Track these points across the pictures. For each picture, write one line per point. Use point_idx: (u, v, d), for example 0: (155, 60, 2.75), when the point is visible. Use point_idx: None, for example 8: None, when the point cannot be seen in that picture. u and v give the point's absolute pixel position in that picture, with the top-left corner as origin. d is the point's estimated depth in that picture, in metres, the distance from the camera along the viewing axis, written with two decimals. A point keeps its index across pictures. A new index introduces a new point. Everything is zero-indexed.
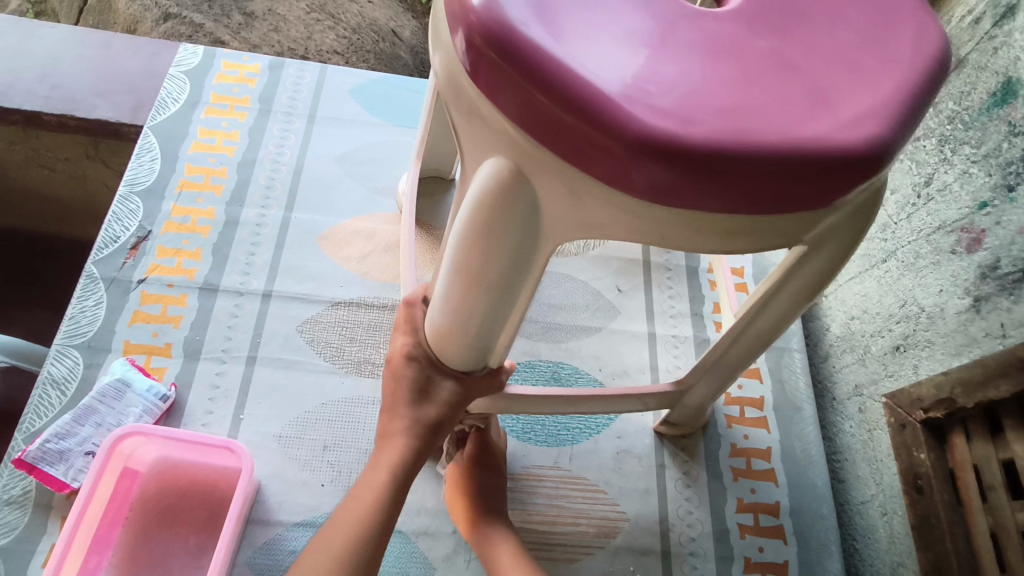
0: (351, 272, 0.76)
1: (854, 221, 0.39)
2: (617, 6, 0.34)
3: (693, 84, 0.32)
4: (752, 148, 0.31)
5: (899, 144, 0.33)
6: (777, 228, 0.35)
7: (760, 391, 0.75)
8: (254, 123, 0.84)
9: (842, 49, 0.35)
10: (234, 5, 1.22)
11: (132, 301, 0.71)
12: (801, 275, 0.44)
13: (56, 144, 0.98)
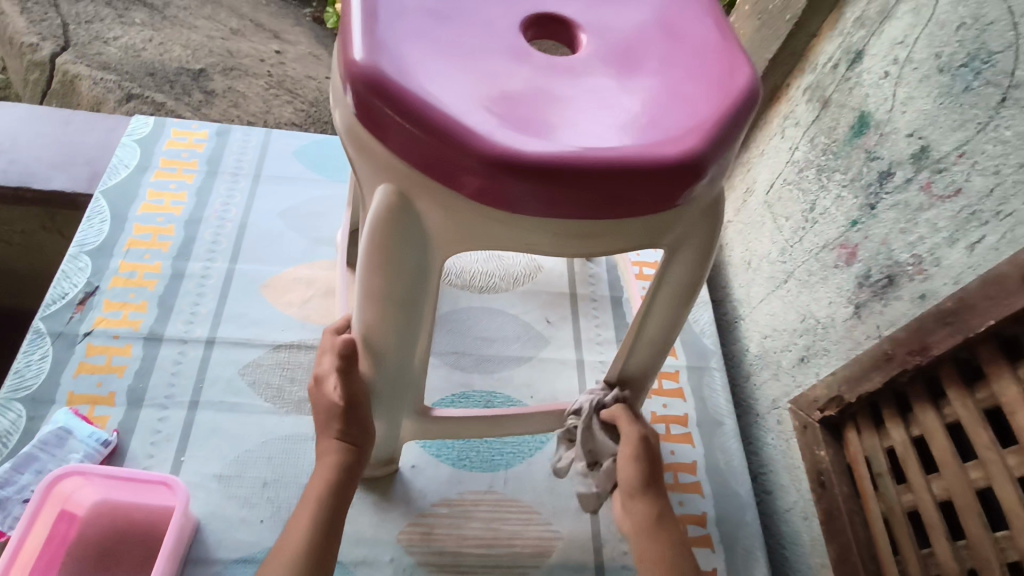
0: (293, 316, 0.80)
1: (703, 235, 0.46)
2: (478, 57, 0.41)
3: (538, 115, 0.38)
4: (589, 162, 0.37)
5: (717, 155, 0.39)
6: (626, 236, 0.41)
7: (684, 408, 0.80)
8: (201, 184, 0.90)
9: (669, 84, 0.42)
10: (195, 84, 1.31)
11: (77, 353, 0.73)
12: (672, 285, 0.50)
13: (12, 218, 1.01)
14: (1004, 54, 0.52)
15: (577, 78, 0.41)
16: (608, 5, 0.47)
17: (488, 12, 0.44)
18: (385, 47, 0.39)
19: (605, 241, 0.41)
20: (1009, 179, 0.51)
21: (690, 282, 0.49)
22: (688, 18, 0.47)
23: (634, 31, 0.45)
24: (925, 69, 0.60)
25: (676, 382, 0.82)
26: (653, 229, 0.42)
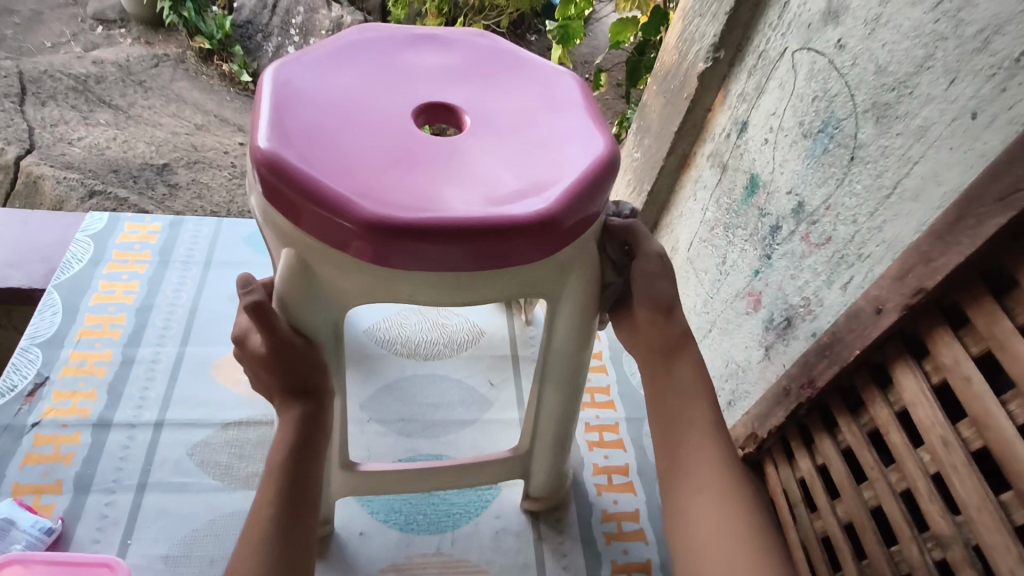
0: (242, 395, 0.83)
1: (575, 280, 0.53)
2: (367, 142, 0.48)
3: (413, 186, 0.46)
4: (450, 229, 0.44)
5: (567, 219, 0.47)
6: (495, 283, 0.49)
7: (625, 458, 0.84)
8: (153, 274, 0.94)
9: (533, 160, 0.50)
10: (158, 178, 1.37)
11: (24, 443, 0.74)
12: (560, 326, 0.56)
13: None
14: (846, 121, 0.61)
15: (453, 156, 0.49)
16: (494, 93, 0.56)
17: (381, 107, 0.52)
18: (288, 134, 0.46)
19: (479, 287, 0.48)
20: (863, 226, 0.58)
21: (577, 323, 0.56)
22: (564, 106, 0.56)
23: (511, 116, 0.54)
24: (792, 136, 0.68)
25: (617, 434, 0.86)
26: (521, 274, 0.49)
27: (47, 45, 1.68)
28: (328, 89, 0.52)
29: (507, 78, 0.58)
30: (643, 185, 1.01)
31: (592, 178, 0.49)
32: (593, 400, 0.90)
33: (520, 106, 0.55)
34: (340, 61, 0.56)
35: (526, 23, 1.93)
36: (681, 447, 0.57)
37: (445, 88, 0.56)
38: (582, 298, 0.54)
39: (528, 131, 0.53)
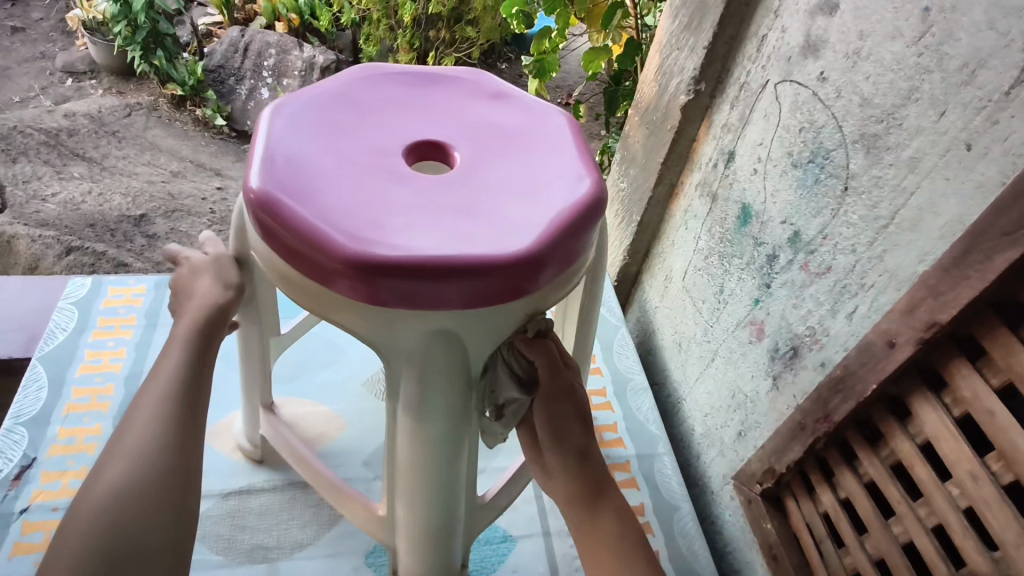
0: (241, 461, 0.80)
1: (424, 354, 0.51)
2: (344, 151, 0.54)
3: (323, 185, 0.51)
4: (293, 223, 0.48)
5: (396, 272, 0.46)
6: (331, 306, 0.50)
7: (638, 497, 0.82)
8: (140, 339, 0.91)
9: (445, 217, 0.50)
10: (136, 230, 1.34)
11: (12, 532, 0.71)
12: (406, 392, 0.53)
13: None
14: (835, 151, 0.61)
15: (397, 186, 0.52)
16: (504, 152, 0.57)
17: (394, 133, 0.57)
18: (296, 119, 0.56)
19: (321, 303, 0.50)
20: (863, 256, 0.58)
21: (423, 395, 0.53)
22: (541, 198, 0.53)
23: (492, 173, 0.55)
24: (782, 165, 0.69)
25: (628, 473, 0.85)
26: (352, 308, 0.49)
27: (14, 99, 1.66)
28: (377, 103, 0.60)
29: (532, 153, 0.57)
30: (632, 214, 1.02)
31: (443, 266, 0.46)
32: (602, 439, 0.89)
33: (519, 175, 0.55)
34: (423, 88, 0.64)
35: (495, 50, 1.95)
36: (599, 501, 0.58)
37: (474, 138, 0.59)
38: (431, 374, 0.52)
39: (493, 191, 0.53)
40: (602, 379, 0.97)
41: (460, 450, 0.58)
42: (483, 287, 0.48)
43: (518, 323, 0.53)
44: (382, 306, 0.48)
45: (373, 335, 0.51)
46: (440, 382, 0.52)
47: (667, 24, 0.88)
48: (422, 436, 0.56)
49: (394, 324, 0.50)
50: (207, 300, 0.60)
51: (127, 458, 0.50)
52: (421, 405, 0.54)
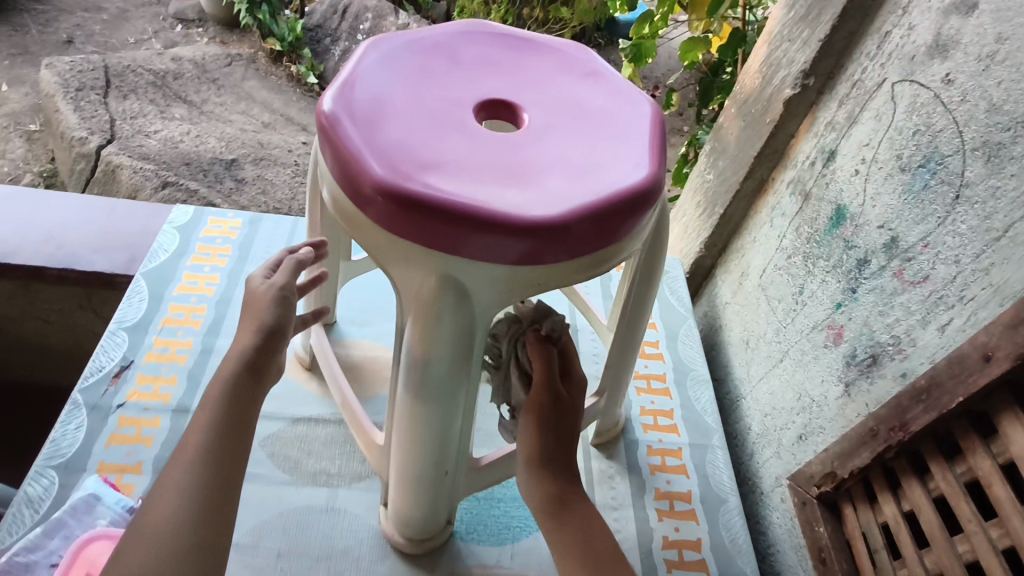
0: (312, 392, 0.85)
1: (425, 304, 0.49)
2: (420, 94, 0.55)
3: (388, 116, 0.52)
4: (344, 142, 0.49)
5: (418, 209, 0.45)
6: (361, 232, 0.50)
7: (687, 484, 0.82)
8: (233, 268, 0.96)
9: (489, 171, 0.49)
10: (227, 174, 1.41)
11: (109, 423, 0.77)
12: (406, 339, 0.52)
13: (53, 296, 1.13)
14: (951, 157, 0.59)
15: (457, 134, 0.52)
16: (577, 124, 0.56)
17: (472, 88, 0.57)
18: (393, 59, 0.58)
19: (355, 228, 0.51)
20: (966, 268, 0.56)
21: (421, 349, 0.51)
22: (595, 177, 0.50)
23: (554, 140, 0.53)
24: (889, 168, 0.67)
25: (679, 459, 0.84)
26: (377, 238, 0.49)
27: (130, 41, 1.78)
28: (473, 59, 0.61)
29: (607, 133, 0.55)
30: (715, 207, 1.01)
31: (467, 215, 0.45)
32: (657, 423, 0.88)
33: (582, 148, 0.53)
34: (520, 54, 0.63)
35: (584, 35, 1.94)
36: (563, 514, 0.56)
37: (552, 105, 0.57)
38: (429, 331, 0.49)
39: (552, 156, 0.52)
40: (663, 364, 0.95)
41: (455, 410, 0.56)
42: (503, 246, 0.46)
43: (529, 294, 0.51)
44: (400, 238, 0.47)
45: (390, 269, 0.50)
46: (440, 343, 0.50)
47: (780, 16, 0.85)
48: (417, 388, 0.54)
49: (407, 263, 0.49)
50: (271, 291, 0.59)
51: (172, 517, 0.46)
52: (415, 359, 0.51)
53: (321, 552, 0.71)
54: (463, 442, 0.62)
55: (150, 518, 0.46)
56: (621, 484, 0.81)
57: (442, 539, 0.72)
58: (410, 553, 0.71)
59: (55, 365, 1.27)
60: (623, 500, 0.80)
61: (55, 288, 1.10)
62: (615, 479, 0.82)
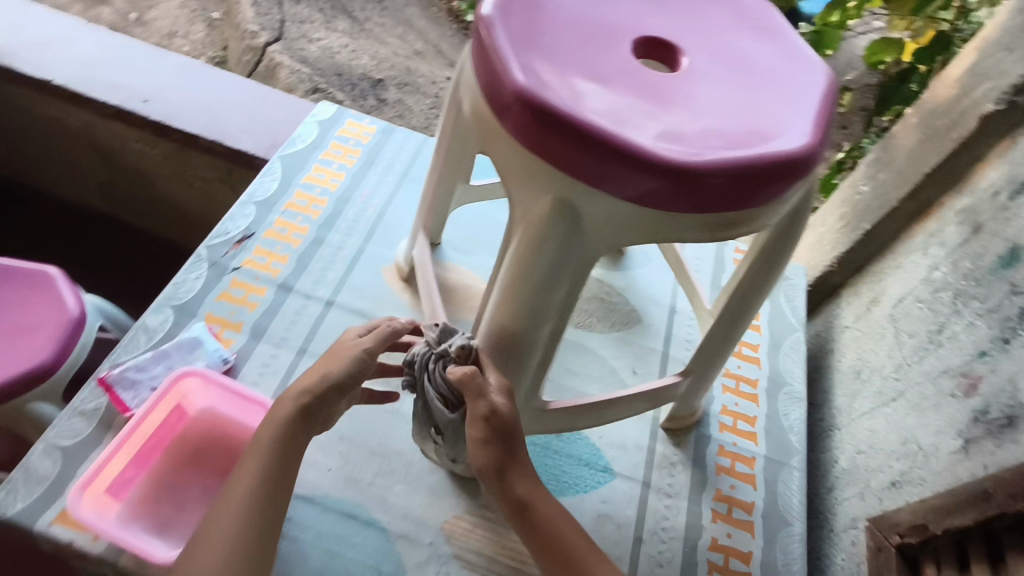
0: (402, 301, 0.85)
1: (531, 229, 0.47)
2: (582, 13, 0.52)
3: (545, 28, 0.50)
4: (495, 42, 0.48)
5: (554, 124, 0.44)
6: (491, 142, 0.49)
7: (751, 496, 0.77)
8: (358, 170, 0.98)
9: (634, 104, 0.46)
10: (371, 91, 1.47)
11: (223, 282, 0.83)
12: (505, 261, 0.51)
13: (201, 167, 1.34)
14: None
15: (610, 61, 0.49)
16: (739, 78, 0.51)
17: (637, 20, 0.54)
18: None
19: (486, 135, 0.49)
20: None
21: (515, 273, 0.50)
22: (747, 134, 0.46)
23: (710, 90, 0.49)
24: None
25: (750, 468, 0.79)
26: (505, 152, 0.48)
27: None
28: None
29: (770, 94, 0.50)
30: (861, 222, 0.91)
31: (604, 143, 0.43)
32: (736, 425, 0.83)
33: (741, 105, 0.49)
34: None
35: None
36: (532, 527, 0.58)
37: (717, 54, 0.53)
38: (528, 257, 0.48)
39: (704, 105, 0.48)
40: (759, 370, 0.89)
41: (537, 345, 0.55)
42: (635, 182, 0.44)
43: (643, 242, 0.48)
44: (529, 154, 0.46)
45: (509, 184, 0.49)
46: (536, 271, 0.49)
47: (1004, 22, 0.74)
48: (501, 311, 0.53)
49: (527, 183, 0.47)
50: (354, 351, 0.63)
51: (223, 561, 0.53)
52: (510, 281, 0.51)
53: (378, 448, 0.74)
54: (536, 381, 0.61)
55: (207, 547, 0.53)
56: (682, 474, 0.78)
57: None
58: (459, 474, 0.73)
59: (192, 225, 1.52)
60: (679, 490, 0.76)
61: (204, 157, 1.30)
62: (676, 467, 0.78)
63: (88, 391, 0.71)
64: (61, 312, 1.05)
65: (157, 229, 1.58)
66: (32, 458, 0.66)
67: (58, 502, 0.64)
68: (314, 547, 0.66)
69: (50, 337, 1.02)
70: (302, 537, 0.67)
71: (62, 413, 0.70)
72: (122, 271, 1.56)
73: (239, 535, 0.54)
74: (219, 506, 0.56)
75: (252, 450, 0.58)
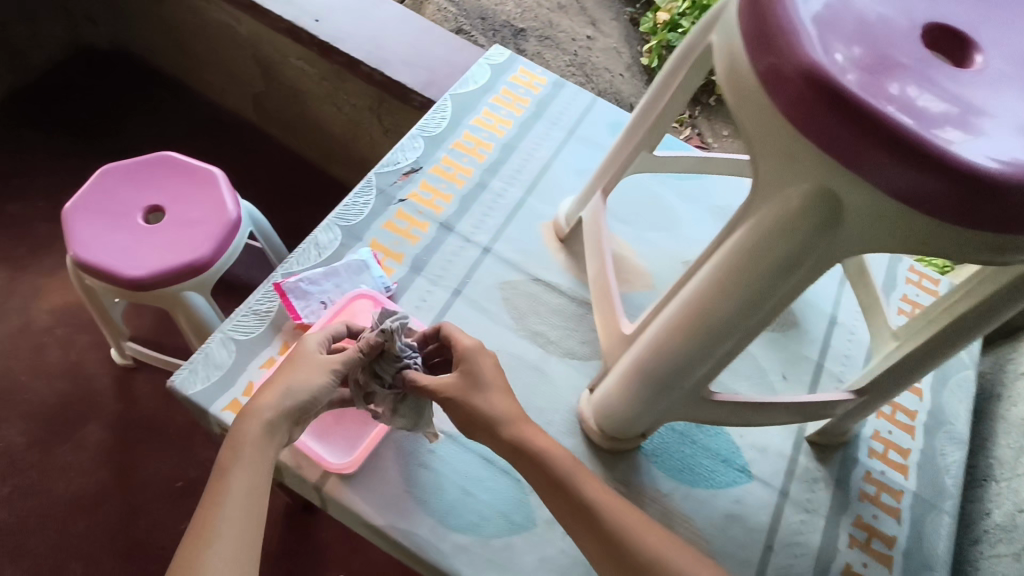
0: (558, 261, 0.84)
1: (783, 215, 0.45)
2: None
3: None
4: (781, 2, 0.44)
5: (839, 103, 0.40)
6: (749, 114, 0.46)
7: (894, 530, 0.73)
8: (526, 120, 0.96)
9: (927, 98, 0.42)
10: (511, 41, 1.40)
11: (388, 211, 0.83)
12: (735, 242, 0.49)
13: (353, 92, 1.35)
14: None
15: (901, 45, 0.44)
16: None
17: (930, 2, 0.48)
18: None
19: (745, 107, 0.46)
20: None
21: (748, 257, 0.48)
22: None
23: (1009, 96, 0.44)
24: None
25: (896, 501, 0.75)
26: (767, 127, 0.44)
27: None
28: None
29: None
30: None
31: (895, 135, 0.39)
32: (886, 454, 0.78)
33: None
34: None
35: None
36: (565, 496, 0.58)
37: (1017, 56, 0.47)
38: (771, 243, 0.46)
39: (1003, 112, 0.43)
40: (918, 401, 0.82)
41: (734, 334, 0.53)
42: (916, 183, 0.40)
43: (896, 251, 0.44)
44: (797, 131, 0.42)
45: (760, 164, 0.46)
46: (774, 258, 0.46)
47: None
48: (715, 293, 0.51)
49: (787, 165, 0.44)
50: (327, 365, 0.60)
51: (242, 530, 0.51)
52: (736, 263, 0.49)
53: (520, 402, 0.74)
54: (712, 370, 0.59)
55: (223, 519, 0.51)
56: (822, 492, 0.74)
57: (628, 449, 0.73)
58: (598, 443, 0.73)
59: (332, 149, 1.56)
60: (817, 507, 0.73)
61: (357, 84, 1.32)
62: (817, 484, 0.75)
63: (264, 293, 0.75)
64: (220, 214, 1.09)
65: (299, 147, 1.62)
66: (212, 345, 0.71)
67: (231, 390, 0.69)
68: (452, 483, 0.68)
69: (209, 235, 1.06)
70: (442, 471, 0.68)
71: (240, 309, 0.74)
72: (261, 180, 1.59)
73: (251, 506, 0.52)
74: (221, 478, 0.53)
75: (256, 417, 0.57)
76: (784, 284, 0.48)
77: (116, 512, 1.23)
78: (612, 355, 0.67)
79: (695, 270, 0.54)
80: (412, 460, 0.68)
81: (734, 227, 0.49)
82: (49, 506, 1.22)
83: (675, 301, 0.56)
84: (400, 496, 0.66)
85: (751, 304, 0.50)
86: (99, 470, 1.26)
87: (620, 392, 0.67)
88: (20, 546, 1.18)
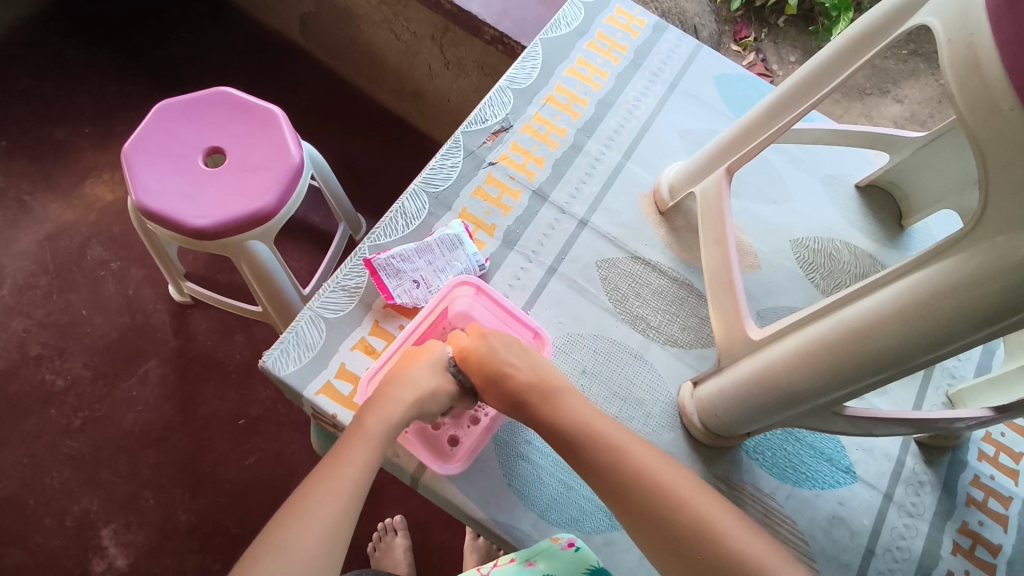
0: (659, 237, 0.78)
1: (1008, 262, 0.38)
2: None
3: None
4: None
5: None
6: (990, 133, 0.39)
7: (1000, 539, 0.70)
8: (624, 70, 0.87)
9: None
10: None
11: (479, 176, 0.78)
12: (929, 278, 0.43)
13: (414, 19, 1.19)
14: None
15: None
16: None
17: None
18: None
19: (983, 124, 0.39)
20: None
21: (941, 297, 0.42)
22: None
23: None
24: None
25: (1005, 508, 0.71)
26: (1009, 140, 0.38)
27: None
28: None
29: None
30: None
31: None
32: (997, 458, 0.74)
33: None
34: None
35: None
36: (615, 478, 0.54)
37: None
38: (975, 291, 0.40)
39: None
40: None
41: (900, 366, 0.47)
42: None
43: None
44: None
45: (990, 196, 0.39)
46: (978, 306, 0.40)
47: None
48: (885, 326, 0.46)
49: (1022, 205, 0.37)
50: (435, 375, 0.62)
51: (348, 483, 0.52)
52: (929, 301, 0.43)
53: (619, 392, 0.71)
54: (850, 395, 0.53)
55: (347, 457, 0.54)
56: (928, 495, 0.71)
57: (731, 445, 0.70)
58: (700, 440, 0.69)
59: (380, 77, 1.40)
60: (922, 512, 0.70)
61: (421, 9, 1.15)
62: (923, 487, 0.71)
63: (352, 267, 0.72)
64: (283, 157, 1.01)
65: (346, 72, 1.45)
66: (302, 324, 0.69)
67: (324, 372, 0.67)
68: (551, 475, 0.67)
69: (272, 180, 1.00)
70: (541, 462, 0.67)
71: (328, 285, 0.71)
72: (306, 101, 1.43)
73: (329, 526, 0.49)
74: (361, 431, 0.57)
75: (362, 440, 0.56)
76: (980, 330, 0.42)
77: (185, 445, 1.13)
78: (731, 355, 0.63)
79: (866, 295, 0.48)
80: (510, 451, 0.67)
81: (931, 259, 0.43)
82: (117, 438, 1.12)
83: (827, 322, 0.50)
84: (501, 491, 0.65)
85: (931, 347, 0.44)
86: (164, 402, 1.15)
87: (733, 398, 0.62)
88: (93, 478, 1.09)
